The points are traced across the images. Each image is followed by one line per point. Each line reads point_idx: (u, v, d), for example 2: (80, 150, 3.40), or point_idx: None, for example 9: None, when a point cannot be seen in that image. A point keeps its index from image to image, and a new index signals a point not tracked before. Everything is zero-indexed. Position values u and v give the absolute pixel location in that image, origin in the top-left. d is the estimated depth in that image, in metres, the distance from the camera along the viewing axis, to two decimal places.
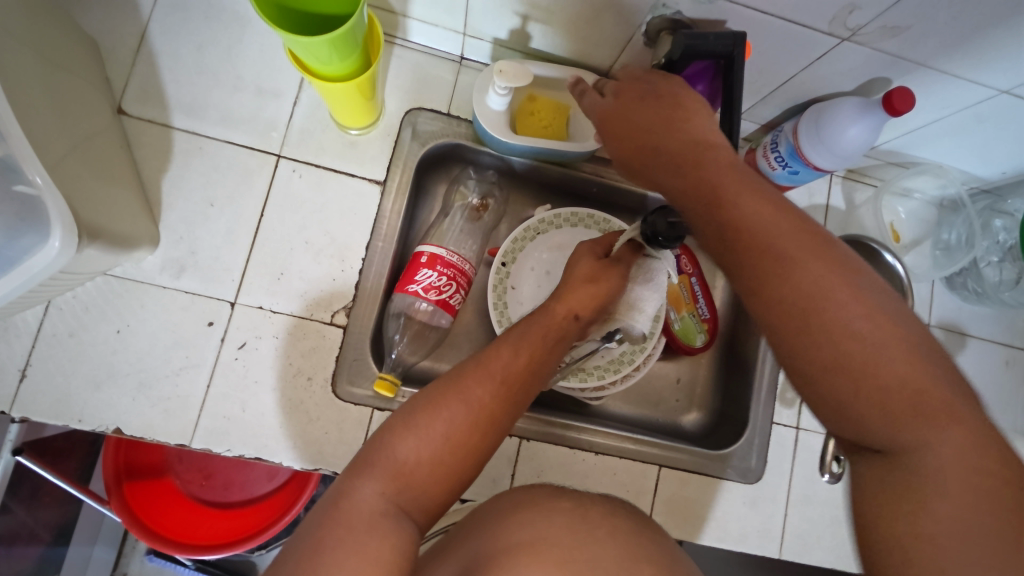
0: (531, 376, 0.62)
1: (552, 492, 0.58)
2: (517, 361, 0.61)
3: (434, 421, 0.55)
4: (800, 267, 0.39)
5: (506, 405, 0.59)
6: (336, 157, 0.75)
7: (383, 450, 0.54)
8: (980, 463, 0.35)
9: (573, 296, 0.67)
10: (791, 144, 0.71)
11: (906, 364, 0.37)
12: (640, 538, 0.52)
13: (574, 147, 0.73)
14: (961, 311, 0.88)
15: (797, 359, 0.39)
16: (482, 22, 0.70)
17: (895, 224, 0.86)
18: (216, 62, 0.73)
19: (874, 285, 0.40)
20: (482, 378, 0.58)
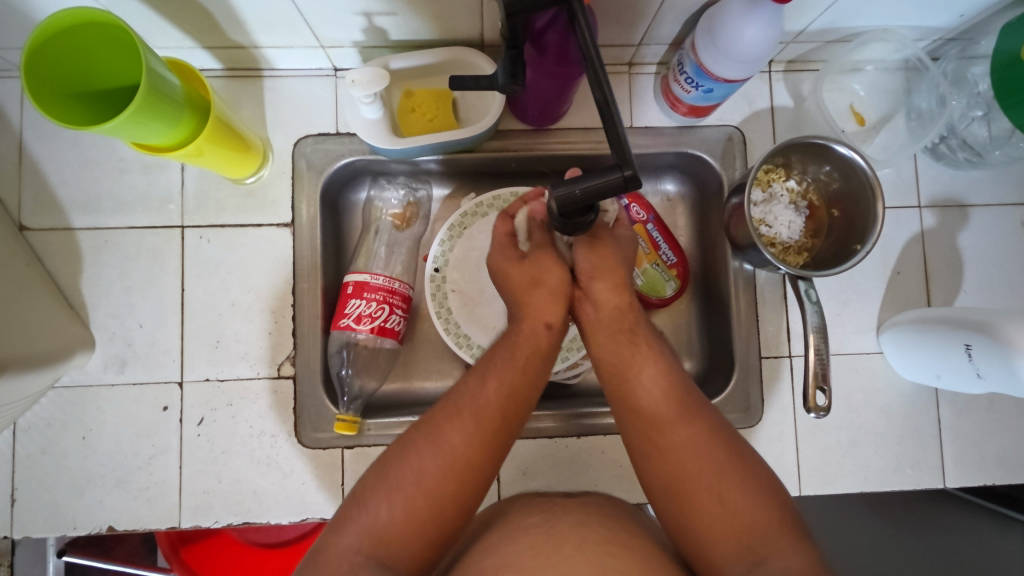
0: (516, 410, 0.57)
1: (530, 509, 0.57)
2: (493, 389, 0.57)
3: (407, 477, 0.53)
4: (674, 434, 0.55)
5: (487, 444, 0.55)
6: (238, 211, 0.73)
7: (360, 505, 0.53)
8: (742, 523, 0.51)
9: (537, 309, 0.61)
10: (695, 62, 0.64)
11: (696, 445, 0.55)
12: (614, 548, 0.50)
13: (464, 133, 0.67)
14: (956, 182, 0.78)
15: (662, 479, 0.55)
16: (331, 31, 0.65)
17: (854, 105, 0.76)
18: (96, 151, 0.72)
19: (692, 404, 0.57)
20: (452, 416, 0.55)
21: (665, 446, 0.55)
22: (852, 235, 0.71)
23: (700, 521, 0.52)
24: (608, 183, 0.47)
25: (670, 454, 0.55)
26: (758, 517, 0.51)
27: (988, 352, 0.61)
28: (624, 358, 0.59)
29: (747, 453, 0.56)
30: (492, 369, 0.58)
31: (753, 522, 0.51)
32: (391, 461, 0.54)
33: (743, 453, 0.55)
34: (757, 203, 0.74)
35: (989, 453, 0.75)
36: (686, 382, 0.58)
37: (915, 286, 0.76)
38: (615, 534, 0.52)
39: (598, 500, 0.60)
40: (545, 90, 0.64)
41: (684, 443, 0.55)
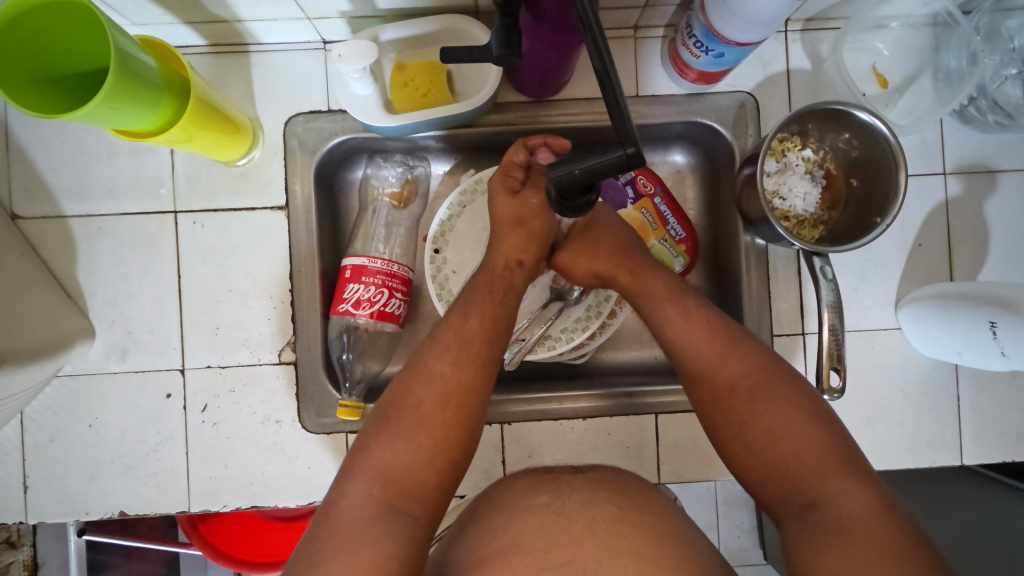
0: (496, 335, 0.58)
1: (534, 484, 0.54)
2: (475, 328, 0.57)
3: (407, 413, 0.53)
4: (733, 378, 0.56)
5: (481, 374, 0.56)
6: (230, 194, 0.71)
7: (364, 453, 0.52)
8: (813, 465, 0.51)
9: (511, 240, 0.62)
10: (704, 25, 0.60)
11: (751, 384, 0.55)
12: (625, 527, 0.47)
13: (459, 107, 0.64)
14: (984, 146, 0.73)
15: (726, 420, 0.55)
16: (317, 1, 0.61)
17: (876, 66, 0.71)
18: (82, 134, 0.69)
19: (749, 347, 0.57)
20: (441, 352, 0.55)
21: (727, 393, 0.56)
22: (871, 207, 0.67)
23: (768, 459, 0.53)
24: (609, 162, 0.44)
25: (728, 395, 0.55)
26: (819, 455, 0.51)
27: (1014, 330, 0.58)
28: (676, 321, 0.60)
29: (810, 400, 0.54)
30: (465, 304, 0.58)
31: (814, 467, 0.51)
32: (388, 406, 0.54)
33: (804, 389, 0.55)
34: (770, 174, 0.70)
35: (1009, 429, 0.72)
36: (732, 327, 0.59)
37: (936, 258, 0.73)
38: (624, 511, 0.49)
39: (608, 474, 0.56)
40: (543, 59, 0.60)
41: (745, 386, 0.55)
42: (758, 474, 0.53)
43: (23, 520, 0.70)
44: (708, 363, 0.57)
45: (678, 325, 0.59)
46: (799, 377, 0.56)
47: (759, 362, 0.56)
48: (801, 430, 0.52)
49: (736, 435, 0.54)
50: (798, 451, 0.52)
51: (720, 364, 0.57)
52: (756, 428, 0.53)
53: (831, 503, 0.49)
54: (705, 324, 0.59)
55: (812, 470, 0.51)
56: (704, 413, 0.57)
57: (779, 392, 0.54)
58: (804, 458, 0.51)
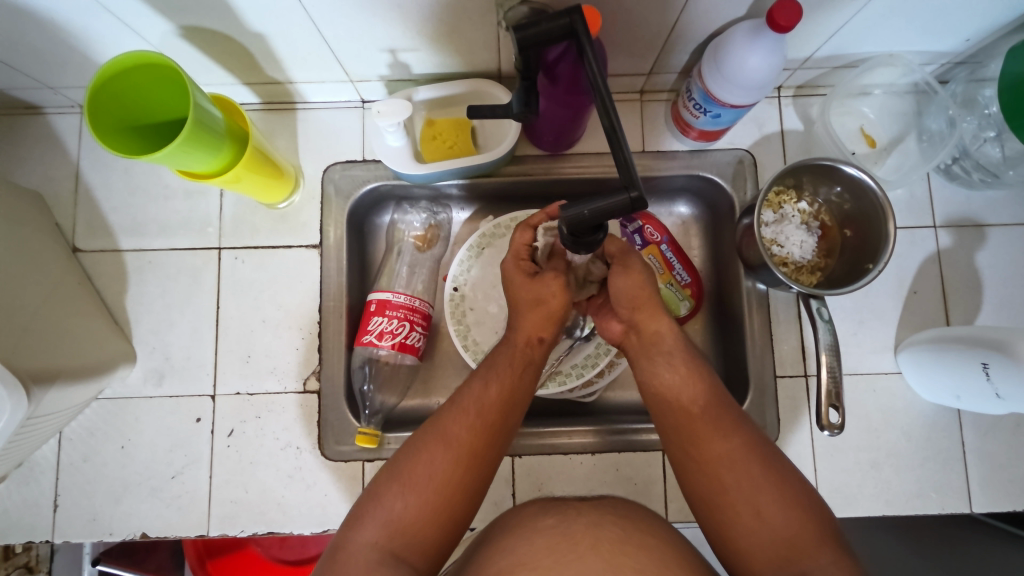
0: (508, 403, 0.59)
1: (541, 509, 0.57)
2: (490, 393, 0.59)
3: (419, 470, 0.54)
4: (708, 444, 0.55)
5: (491, 437, 0.57)
6: (270, 233, 0.78)
7: (377, 501, 0.53)
8: (792, 531, 0.50)
9: (531, 320, 0.63)
10: (702, 89, 0.67)
11: (725, 448, 0.55)
12: (630, 548, 0.49)
13: (482, 158, 0.71)
14: (971, 202, 0.78)
15: (715, 488, 0.53)
16: (360, 67, 0.70)
17: (864, 128, 0.77)
18: (143, 178, 0.78)
19: (729, 413, 0.57)
20: (459, 414, 0.57)
21: (704, 460, 0.55)
22: (864, 254, 0.71)
23: (750, 524, 0.51)
24: (615, 205, 0.50)
25: (707, 462, 0.55)
26: (798, 530, 0.50)
27: (1006, 371, 0.60)
28: (654, 369, 0.61)
29: (784, 466, 0.54)
30: (492, 372, 0.60)
31: (799, 534, 0.49)
32: (406, 459, 0.55)
33: (784, 459, 0.55)
34: (768, 224, 0.75)
35: (1017, 476, 0.73)
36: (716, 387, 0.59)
37: (932, 306, 0.76)
38: (629, 534, 0.52)
39: (613, 501, 0.58)
40: (558, 117, 0.67)
41: (721, 451, 0.54)
42: (739, 545, 0.51)
43: (49, 539, 0.73)
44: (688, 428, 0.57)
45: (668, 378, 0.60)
46: (777, 447, 0.56)
47: (738, 426, 0.56)
48: (777, 500, 0.51)
49: (716, 503, 0.53)
50: (776, 518, 0.50)
51: (696, 433, 0.56)
52: (734, 493, 0.52)
53: (814, 568, 0.47)
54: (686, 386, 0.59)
55: (793, 536, 0.49)
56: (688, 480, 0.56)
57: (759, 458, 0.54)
58: (780, 528, 0.50)
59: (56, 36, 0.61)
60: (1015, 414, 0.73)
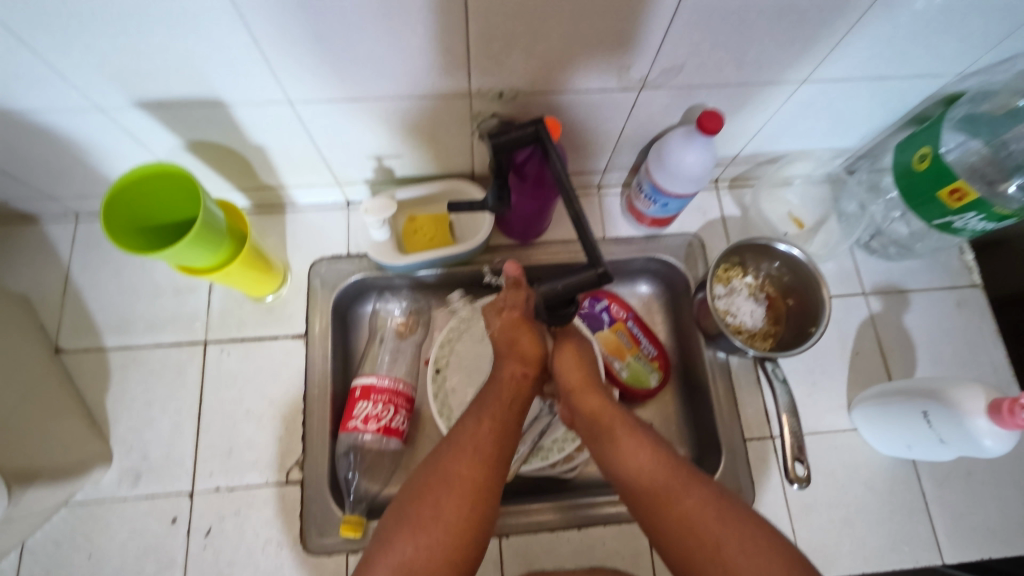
0: (503, 435, 0.60)
1: None
2: (484, 428, 0.59)
3: (426, 509, 0.54)
4: (681, 503, 0.55)
5: (492, 470, 0.57)
6: (257, 326, 0.81)
7: (385, 549, 0.53)
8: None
9: (512, 358, 0.65)
10: (651, 183, 0.77)
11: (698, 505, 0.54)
12: None
13: (460, 248, 0.78)
14: (892, 271, 0.89)
15: (696, 549, 0.52)
16: (348, 171, 0.78)
17: (792, 211, 0.89)
18: (134, 278, 0.81)
19: (691, 472, 0.57)
20: (458, 452, 0.58)
21: (677, 519, 0.54)
22: (807, 320, 0.80)
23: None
24: (586, 279, 0.56)
25: (684, 523, 0.54)
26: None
27: (943, 416, 0.65)
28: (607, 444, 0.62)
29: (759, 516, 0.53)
30: (486, 408, 0.61)
31: None
32: (408, 504, 0.55)
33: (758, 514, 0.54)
34: (721, 297, 0.83)
35: (979, 524, 0.77)
36: (665, 450, 0.60)
37: (875, 365, 0.84)
38: None
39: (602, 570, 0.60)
40: (527, 210, 0.76)
41: (695, 508, 0.54)
42: None
43: None
44: (657, 496, 0.56)
45: (623, 452, 0.60)
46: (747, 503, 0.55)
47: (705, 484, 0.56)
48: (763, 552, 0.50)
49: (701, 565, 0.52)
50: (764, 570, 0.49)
51: (667, 497, 0.56)
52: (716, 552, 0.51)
53: None
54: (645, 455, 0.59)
55: None
56: (664, 548, 0.55)
57: (733, 509, 0.54)
58: None
59: (70, 150, 0.67)
60: (965, 463, 0.79)
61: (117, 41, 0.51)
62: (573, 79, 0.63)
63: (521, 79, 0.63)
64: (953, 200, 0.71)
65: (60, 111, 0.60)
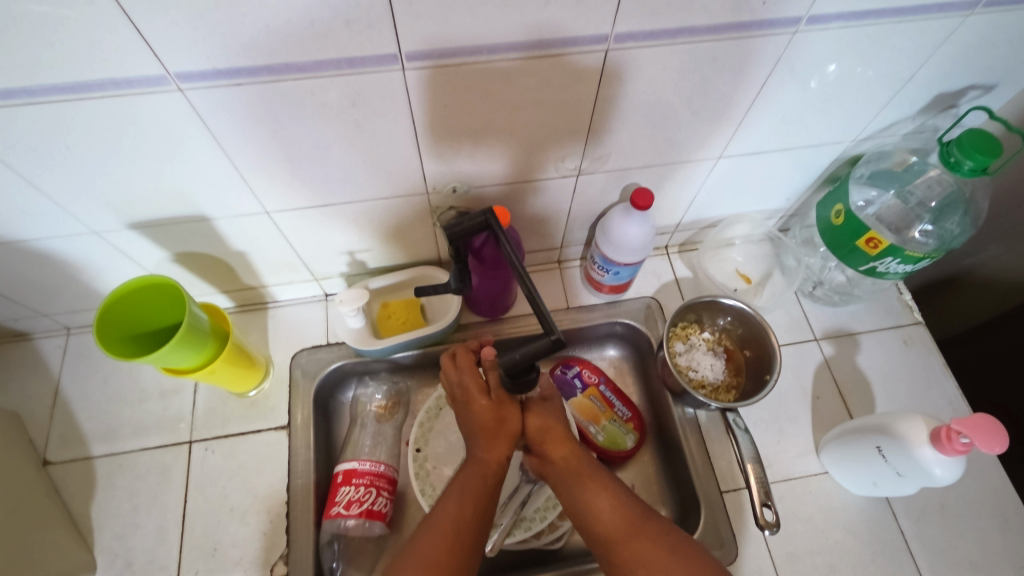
0: (481, 520, 0.59)
1: None
2: (462, 514, 0.59)
3: None
4: (653, 566, 0.55)
5: (465, 556, 0.57)
6: (241, 420, 0.84)
7: None
8: None
9: (490, 444, 0.63)
10: (602, 254, 0.84)
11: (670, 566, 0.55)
12: None
13: (431, 329, 0.84)
14: (839, 316, 0.95)
15: None
16: (324, 267, 0.85)
17: (738, 269, 0.97)
18: (122, 385, 0.85)
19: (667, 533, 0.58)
20: (434, 537, 0.57)
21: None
22: (763, 369, 0.85)
23: None
24: (541, 347, 0.61)
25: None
26: None
27: (893, 448, 0.69)
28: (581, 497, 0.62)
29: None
30: (461, 492, 0.61)
31: None
32: None
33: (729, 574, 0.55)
34: (681, 353, 0.88)
35: (961, 557, 0.78)
36: (640, 508, 0.61)
37: (836, 406, 0.88)
38: None
39: None
40: (491, 288, 0.82)
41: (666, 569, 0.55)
42: None
43: None
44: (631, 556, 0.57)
45: (597, 507, 0.61)
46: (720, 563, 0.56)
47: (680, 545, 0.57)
48: None
49: None
50: None
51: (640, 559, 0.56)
52: None
53: None
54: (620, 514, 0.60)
55: None
56: None
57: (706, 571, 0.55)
58: None
59: (67, 270, 0.74)
60: (936, 495, 0.81)
61: (111, 174, 0.59)
62: (517, 172, 0.72)
63: (470, 176, 0.71)
64: (870, 248, 0.79)
65: (59, 237, 0.67)
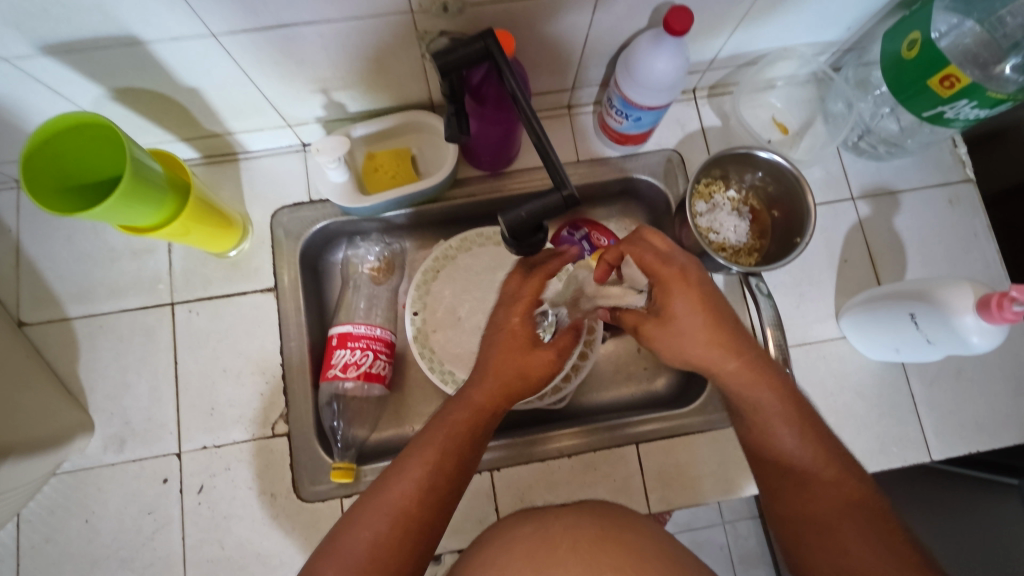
0: (492, 413, 0.56)
1: (524, 513, 0.57)
2: (469, 406, 0.56)
3: (395, 487, 0.52)
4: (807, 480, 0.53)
5: (468, 449, 0.54)
6: (223, 282, 0.78)
7: (357, 523, 0.51)
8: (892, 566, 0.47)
9: (519, 312, 0.59)
10: (620, 96, 0.72)
11: (827, 489, 0.52)
12: (606, 544, 0.50)
13: (425, 184, 0.74)
14: (882, 172, 0.85)
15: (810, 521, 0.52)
16: (297, 110, 0.72)
17: (776, 117, 0.84)
18: (88, 243, 0.77)
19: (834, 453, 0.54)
20: (437, 428, 0.55)
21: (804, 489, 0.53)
22: (792, 231, 0.77)
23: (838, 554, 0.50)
24: (550, 204, 0.54)
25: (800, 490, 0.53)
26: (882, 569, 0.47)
27: (929, 316, 0.64)
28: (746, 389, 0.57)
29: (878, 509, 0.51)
30: (475, 380, 0.58)
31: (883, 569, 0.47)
32: (386, 477, 0.53)
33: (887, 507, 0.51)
34: (702, 214, 0.79)
35: (967, 419, 0.77)
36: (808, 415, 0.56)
37: (864, 270, 0.81)
38: (606, 531, 0.53)
39: (592, 504, 0.58)
40: (491, 135, 0.71)
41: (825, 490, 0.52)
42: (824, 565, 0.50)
43: None
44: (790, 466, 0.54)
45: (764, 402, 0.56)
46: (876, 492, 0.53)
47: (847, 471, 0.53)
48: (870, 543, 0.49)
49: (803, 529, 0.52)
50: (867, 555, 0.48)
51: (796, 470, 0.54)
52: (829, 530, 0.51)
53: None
54: (780, 420, 0.55)
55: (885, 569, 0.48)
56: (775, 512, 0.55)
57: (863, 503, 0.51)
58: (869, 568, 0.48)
59: None
60: (955, 360, 0.78)
61: None
62: None
63: None
64: (944, 87, 0.66)
65: None
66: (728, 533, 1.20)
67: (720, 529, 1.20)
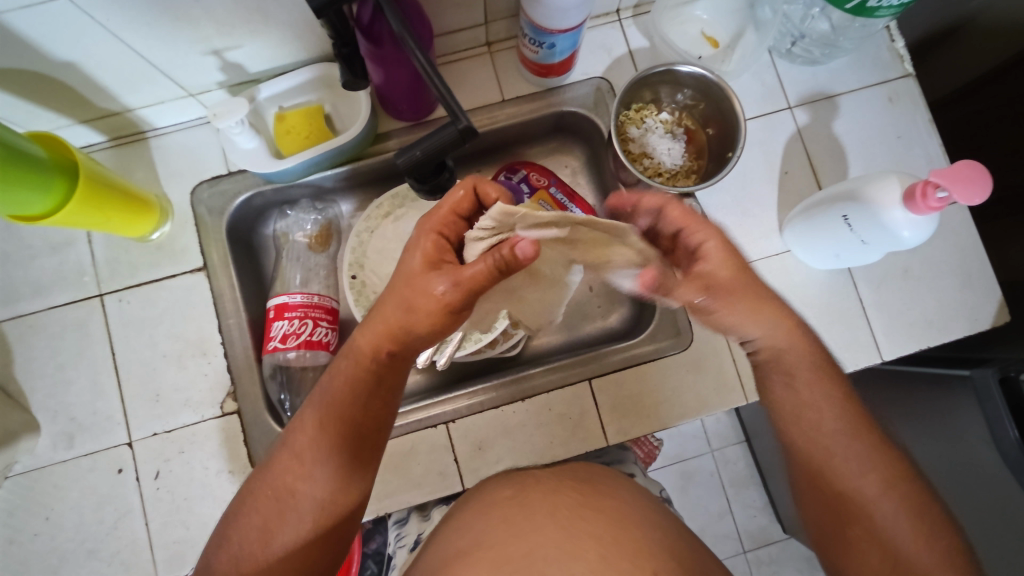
0: (393, 359, 0.56)
1: (510, 475, 0.55)
2: (367, 352, 0.56)
3: (296, 441, 0.54)
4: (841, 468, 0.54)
5: (365, 394, 0.55)
6: (151, 267, 0.76)
7: (266, 478, 0.54)
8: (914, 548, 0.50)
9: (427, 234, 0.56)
10: (530, 23, 0.68)
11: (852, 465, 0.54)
12: (586, 511, 0.47)
13: (339, 140, 0.71)
14: (818, 77, 0.82)
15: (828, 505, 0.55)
16: (193, 77, 0.69)
17: (704, 30, 0.80)
18: (4, 243, 0.74)
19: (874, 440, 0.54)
20: (337, 377, 0.56)
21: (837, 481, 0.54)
22: (727, 146, 0.74)
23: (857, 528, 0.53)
24: (444, 139, 0.55)
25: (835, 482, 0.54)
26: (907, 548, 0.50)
27: (862, 216, 0.63)
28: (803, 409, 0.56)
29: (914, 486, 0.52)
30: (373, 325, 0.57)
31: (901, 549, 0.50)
32: (290, 433, 0.55)
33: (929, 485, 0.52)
34: (635, 140, 0.77)
35: (917, 318, 0.77)
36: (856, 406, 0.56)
37: (805, 180, 0.80)
38: (586, 497, 0.49)
39: (573, 466, 0.57)
40: (401, 80, 0.67)
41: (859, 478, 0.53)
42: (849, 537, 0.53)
43: None
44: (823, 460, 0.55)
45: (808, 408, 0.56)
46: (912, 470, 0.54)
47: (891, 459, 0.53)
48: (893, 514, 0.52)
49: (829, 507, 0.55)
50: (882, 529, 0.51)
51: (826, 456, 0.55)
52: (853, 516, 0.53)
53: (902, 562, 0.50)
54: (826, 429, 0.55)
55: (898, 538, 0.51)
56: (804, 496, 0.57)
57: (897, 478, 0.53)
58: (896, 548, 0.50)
59: None
60: (902, 260, 0.77)
61: None
62: None
63: None
64: None
65: None
66: (717, 460, 1.22)
67: (707, 457, 1.21)
